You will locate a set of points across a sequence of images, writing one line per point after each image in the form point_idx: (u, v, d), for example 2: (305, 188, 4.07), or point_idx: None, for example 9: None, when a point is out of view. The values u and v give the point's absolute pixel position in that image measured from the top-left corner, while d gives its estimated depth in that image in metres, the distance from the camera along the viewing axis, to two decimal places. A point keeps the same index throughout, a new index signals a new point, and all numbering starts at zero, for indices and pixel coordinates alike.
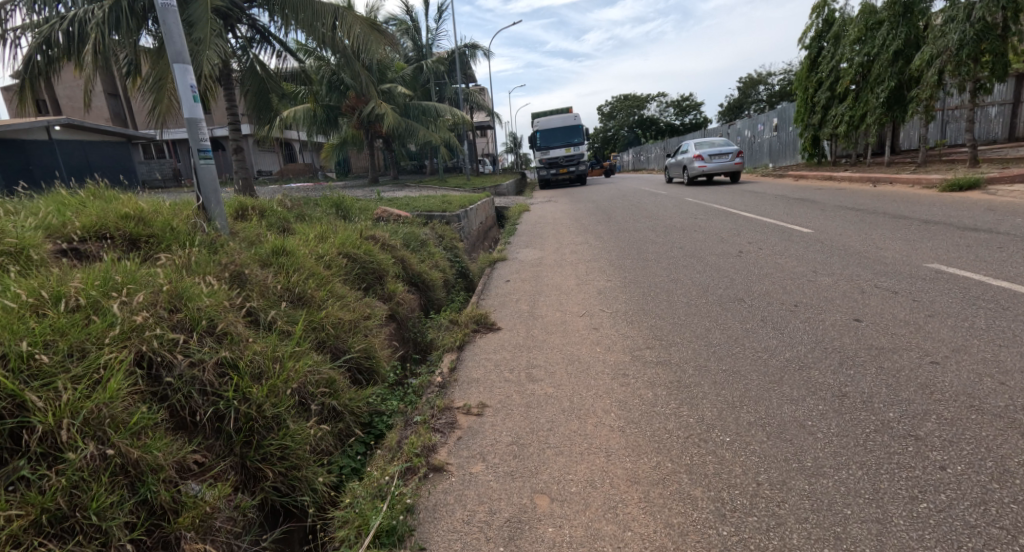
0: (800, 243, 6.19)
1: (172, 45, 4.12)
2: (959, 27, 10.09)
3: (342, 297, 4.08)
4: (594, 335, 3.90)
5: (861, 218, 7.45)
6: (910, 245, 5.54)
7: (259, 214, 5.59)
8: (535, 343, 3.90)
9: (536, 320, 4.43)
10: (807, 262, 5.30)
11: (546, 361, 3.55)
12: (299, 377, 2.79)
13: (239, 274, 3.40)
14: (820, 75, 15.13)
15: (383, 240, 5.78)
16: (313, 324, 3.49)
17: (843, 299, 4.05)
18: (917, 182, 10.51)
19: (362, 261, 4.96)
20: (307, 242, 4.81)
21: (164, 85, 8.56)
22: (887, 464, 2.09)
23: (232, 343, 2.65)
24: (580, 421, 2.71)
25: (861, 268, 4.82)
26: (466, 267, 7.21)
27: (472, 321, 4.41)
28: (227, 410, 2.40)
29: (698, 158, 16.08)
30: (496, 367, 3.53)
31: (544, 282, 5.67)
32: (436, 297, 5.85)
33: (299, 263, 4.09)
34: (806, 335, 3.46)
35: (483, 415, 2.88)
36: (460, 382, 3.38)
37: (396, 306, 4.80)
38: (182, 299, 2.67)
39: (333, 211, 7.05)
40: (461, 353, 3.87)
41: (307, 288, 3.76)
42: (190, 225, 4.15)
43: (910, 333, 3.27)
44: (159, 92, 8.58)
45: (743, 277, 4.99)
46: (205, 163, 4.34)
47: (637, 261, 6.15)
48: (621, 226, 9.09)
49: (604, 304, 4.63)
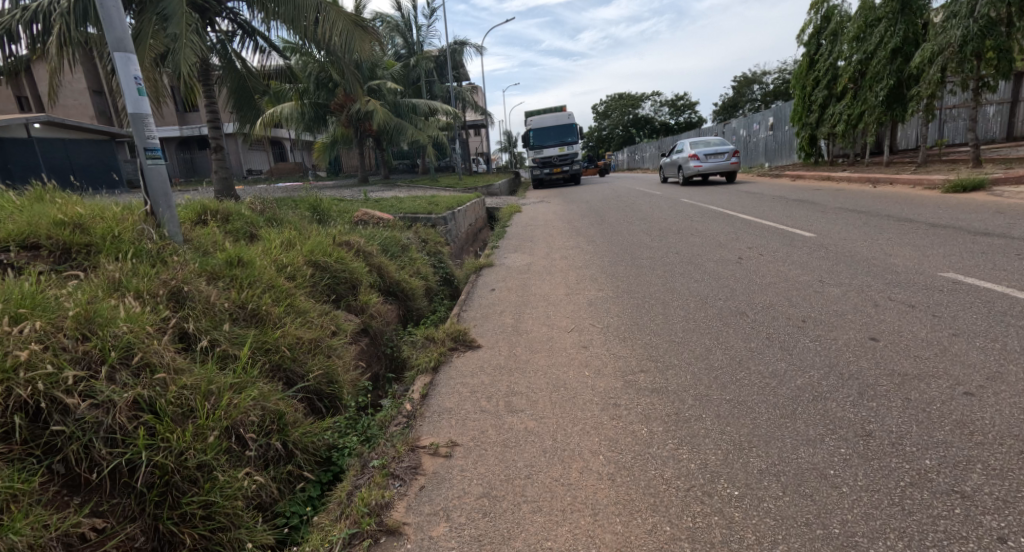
0: (803, 249, 5.83)
1: (112, 32, 3.74)
2: (961, 23, 9.77)
3: (305, 313, 3.69)
4: (582, 355, 3.53)
5: (865, 221, 7.11)
6: (920, 251, 5.19)
7: (224, 218, 5.18)
8: (517, 364, 3.51)
9: (519, 336, 4.05)
10: (811, 270, 4.95)
11: (527, 387, 3.17)
12: (236, 413, 2.40)
13: (178, 290, 3.03)
14: (817, 73, 14.80)
15: (358, 246, 5.38)
16: (266, 347, 3.13)
17: (855, 314, 3.68)
18: (919, 183, 10.18)
19: (332, 271, 4.59)
20: (270, 249, 4.43)
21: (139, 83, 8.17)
22: (933, 533, 1.73)
23: (152, 377, 2.28)
24: (564, 464, 2.34)
25: (871, 278, 4.46)
26: (451, 274, 6.80)
27: (450, 338, 4.02)
28: (139, 460, 2.03)
29: (694, 158, 15.72)
30: (472, 394, 3.15)
31: (531, 291, 5.31)
32: (416, 307, 5.46)
33: (256, 275, 3.71)
34: (818, 357, 3.08)
35: (452, 457, 2.51)
36: (430, 412, 3.00)
37: (368, 320, 4.42)
38: (95, 325, 2.31)
39: (309, 214, 6.65)
40: (435, 377, 3.48)
41: (262, 305, 3.39)
42: (137, 232, 3.74)
43: (935, 355, 2.90)
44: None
45: (744, 287, 4.63)
46: (154, 164, 3.96)
47: (630, 269, 5.78)
48: (614, 229, 8.71)
49: (594, 317, 4.25)
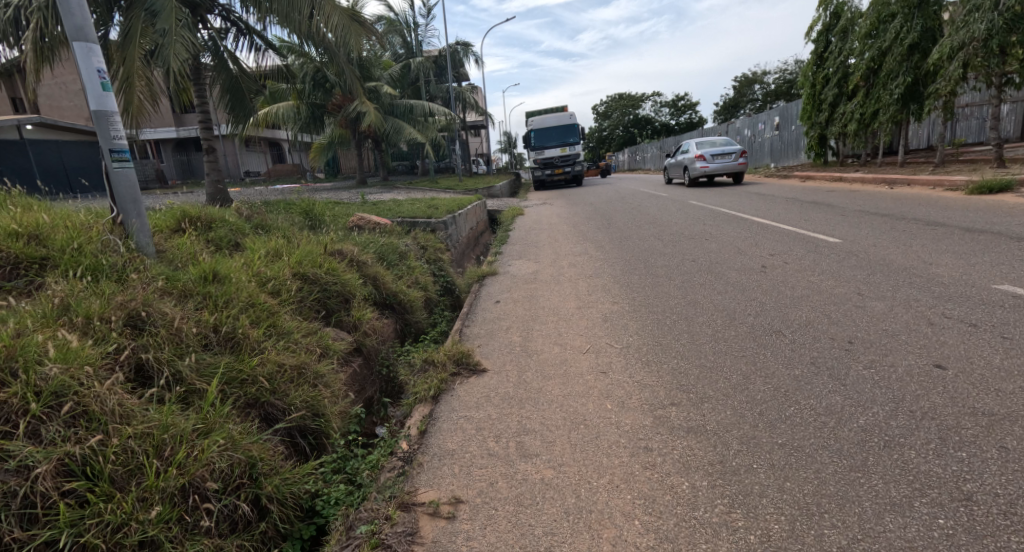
0: (831, 256, 5.41)
1: (71, 19, 3.31)
2: (985, 17, 9.37)
3: (289, 335, 3.28)
4: (601, 384, 3.11)
5: (890, 225, 6.70)
6: (962, 259, 4.79)
7: (206, 225, 4.76)
8: (528, 394, 3.09)
9: (529, 358, 3.62)
10: (845, 280, 4.54)
11: (542, 423, 2.75)
12: (195, 467, 1.99)
13: (137, 313, 2.62)
14: (827, 71, 14.39)
15: (351, 255, 4.97)
16: (240, 378, 2.72)
17: (910, 335, 3.25)
18: (940, 183, 9.77)
19: (323, 283, 4.20)
20: (254, 261, 4.03)
21: (132, 82, 7.55)
22: None
23: (90, 428, 1.91)
24: (593, 534, 1.95)
25: (916, 290, 4.05)
26: (451, 283, 6.39)
27: (451, 361, 3.58)
28: (62, 541, 1.69)
29: (700, 158, 15.24)
30: (479, 433, 2.73)
31: (539, 303, 4.90)
32: (414, 320, 5.04)
33: (233, 292, 3.28)
34: (879, 390, 2.66)
35: (456, 519, 2.11)
36: (430, 456, 2.59)
37: (362, 338, 4.01)
38: (22, 369, 1.95)
39: (300, 219, 6.24)
40: (436, 407, 3.08)
41: (238, 327, 2.98)
42: (99, 244, 3.33)
43: (1020, 389, 2.49)
44: (127, 92, 7.50)
45: (774, 301, 4.21)
46: (121, 168, 3.54)
47: (646, 278, 5.37)
48: (622, 234, 8.30)
49: (612, 336, 3.84)
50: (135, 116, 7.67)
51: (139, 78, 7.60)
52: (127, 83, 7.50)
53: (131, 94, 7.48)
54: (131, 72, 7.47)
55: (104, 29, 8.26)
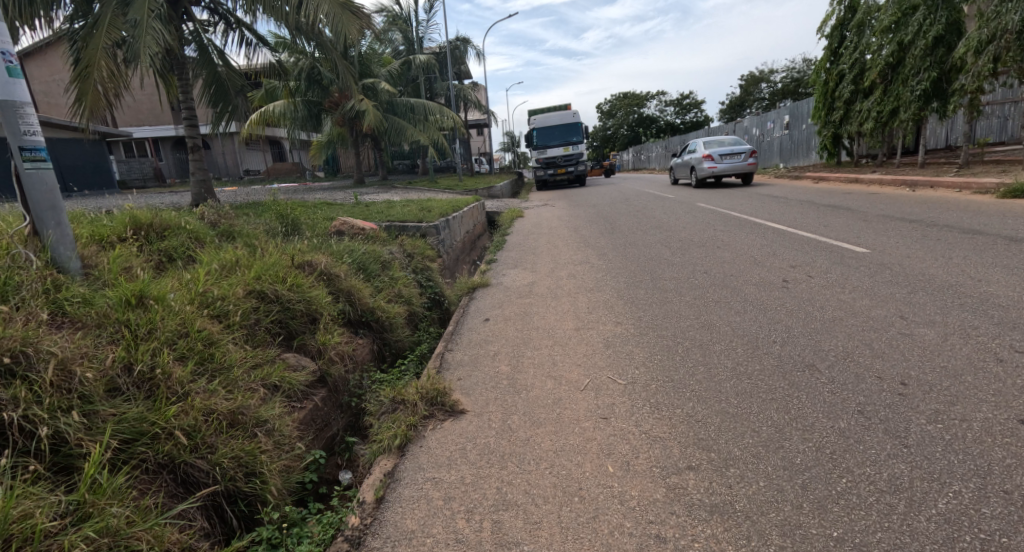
0: (860, 270, 4.83)
1: None
2: (1018, 8, 8.77)
3: (229, 372, 2.72)
4: (602, 436, 2.54)
5: (921, 232, 6.12)
6: (1013, 274, 4.23)
7: (159, 233, 4.20)
8: (512, 447, 2.52)
9: (518, 396, 3.06)
10: (882, 299, 3.97)
11: (527, 494, 2.18)
12: None
13: (10, 356, 2.06)
14: (841, 67, 13.77)
15: (322, 266, 4.40)
16: (149, 434, 2.16)
17: (978, 376, 2.68)
18: (966, 186, 9.17)
19: (284, 300, 3.64)
20: (202, 277, 3.48)
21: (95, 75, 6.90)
22: None
23: None
24: None
25: (968, 314, 3.49)
26: (440, 294, 5.83)
27: (424, 401, 3.02)
28: None
29: (707, 159, 14.58)
30: (448, 507, 2.17)
31: (533, 321, 4.36)
32: (393, 339, 4.47)
33: (160, 319, 2.73)
34: (956, 458, 2.08)
35: None
36: (381, 541, 2.03)
37: (328, 365, 3.43)
38: None
39: (274, 224, 5.69)
40: (400, 462, 2.53)
41: (159, 365, 2.43)
42: (6, 259, 2.79)
43: None
44: (87, 84, 6.82)
45: (801, 324, 3.65)
46: (34, 169, 2.98)
47: (653, 293, 4.81)
48: (627, 240, 7.73)
49: (615, 368, 3.26)
50: (93, 110, 6.98)
51: (104, 70, 6.95)
52: (87, 74, 6.82)
53: (91, 86, 6.80)
54: (93, 60, 6.79)
55: (80, 20, 7.62)
